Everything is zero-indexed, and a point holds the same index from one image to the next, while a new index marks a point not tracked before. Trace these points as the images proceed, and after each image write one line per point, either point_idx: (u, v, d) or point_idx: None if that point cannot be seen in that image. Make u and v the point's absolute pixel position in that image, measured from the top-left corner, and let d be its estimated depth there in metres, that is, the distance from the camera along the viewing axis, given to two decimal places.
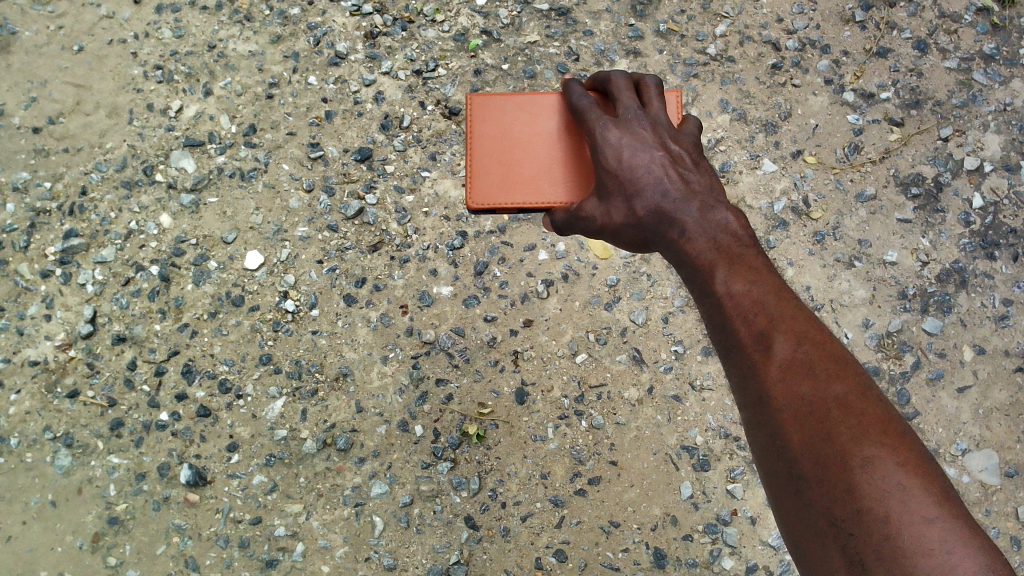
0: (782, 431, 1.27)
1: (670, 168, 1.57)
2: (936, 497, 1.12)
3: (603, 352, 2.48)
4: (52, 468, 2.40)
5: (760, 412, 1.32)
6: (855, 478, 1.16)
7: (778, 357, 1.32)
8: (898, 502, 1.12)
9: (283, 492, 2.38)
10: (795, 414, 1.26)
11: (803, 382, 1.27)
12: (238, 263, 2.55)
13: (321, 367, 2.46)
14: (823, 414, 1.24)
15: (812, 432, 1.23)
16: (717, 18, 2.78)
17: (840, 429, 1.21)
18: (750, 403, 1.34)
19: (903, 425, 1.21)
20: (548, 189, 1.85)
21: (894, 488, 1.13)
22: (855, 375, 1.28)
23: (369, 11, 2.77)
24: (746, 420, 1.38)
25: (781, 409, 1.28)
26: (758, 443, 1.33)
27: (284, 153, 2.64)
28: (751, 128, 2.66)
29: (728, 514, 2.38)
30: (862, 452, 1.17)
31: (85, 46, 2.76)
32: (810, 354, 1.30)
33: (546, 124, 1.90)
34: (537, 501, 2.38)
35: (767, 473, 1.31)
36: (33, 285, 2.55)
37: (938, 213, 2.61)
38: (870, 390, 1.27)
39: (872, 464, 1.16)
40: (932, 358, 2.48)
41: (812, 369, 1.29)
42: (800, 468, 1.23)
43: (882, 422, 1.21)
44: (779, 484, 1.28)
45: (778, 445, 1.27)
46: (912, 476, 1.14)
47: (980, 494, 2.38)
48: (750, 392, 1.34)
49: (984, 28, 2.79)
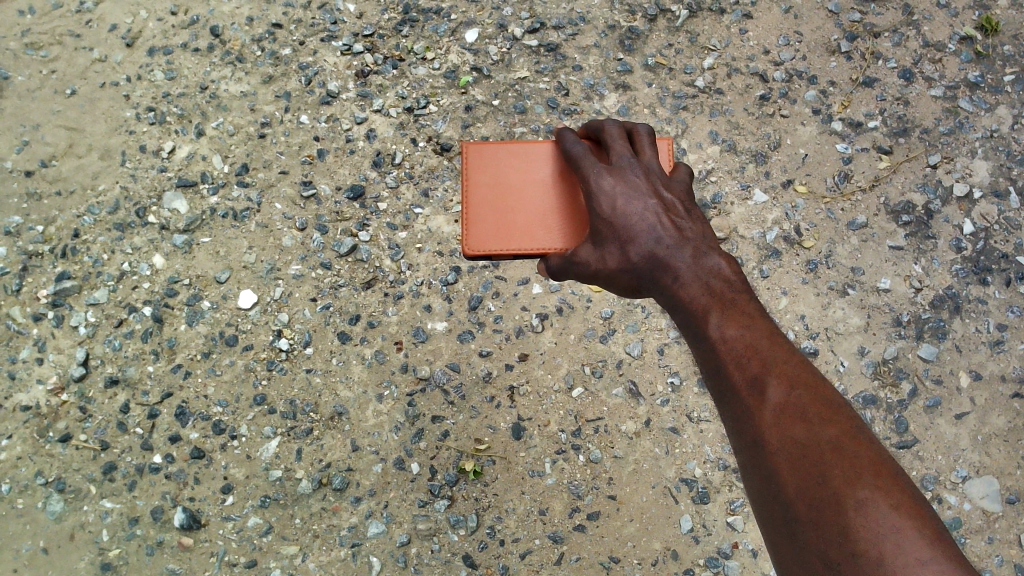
0: (777, 474, 1.26)
1: (663, 216, 1.57)
2: (930, 539, 1.10)
3: (599, 385, 2.47)
4: (44, 514, 2.37)
5: (755, 457, 1.31)
6: (850, 521, 1.14)
7: (772, 401, 1.31)
8: (892, 544, 1.10)
9: (278, 534, 2.35)
10: (790, 457, 1.25)
11: (796, 425, 1.27)
12: (231, 302, 2.54)
13: (317, 407, 2.44)
14: (816, 457, 1.23)
15: (807, 475, 1.22)
16: (705, 51, 2.81)
17: (834, 472, 1.20)
18: (745, 447, 1.34)
19: (896, 467, 1.20)
20: (543, 234, 1.85)
21: (888, 530, 1.11)
22: (849, 419, 1.28)
23: (360, 49, 2.79)
24: (742, 465, 1.37)
25: (775, 452, 1.28)
26: (753, 486, 1.32)
27: (277, 192, 2.64)
28: (741, 159, 2.67)
29: (729, 547, 2.36)
30: (857, 494, 1.16)
31: (77, 89, 2.77)
32: (805, 398, 1.30)
33: (539, 172, 1.92)
34: (536, 538, 2.35)
35: (764, 517, 1.30)
36: (25, 328, 2.54)
37: (930, 239, 2.62)
38: (865, 434, 1.26)
39: (867, 506, 1.15)
40: (929, 385, 2.47)
41: (805, 413, 1.28)
42: (795, 511, 1.22)
43: (876, 464, 1.20)
44: (774, 529, 1.26)
45: (773, 488, 1.26)
46: (906, 518, 1.12)
47: (982, 521, 2.36)
48: (745, 437, 1.33)
49: (969, 56, 2.83)
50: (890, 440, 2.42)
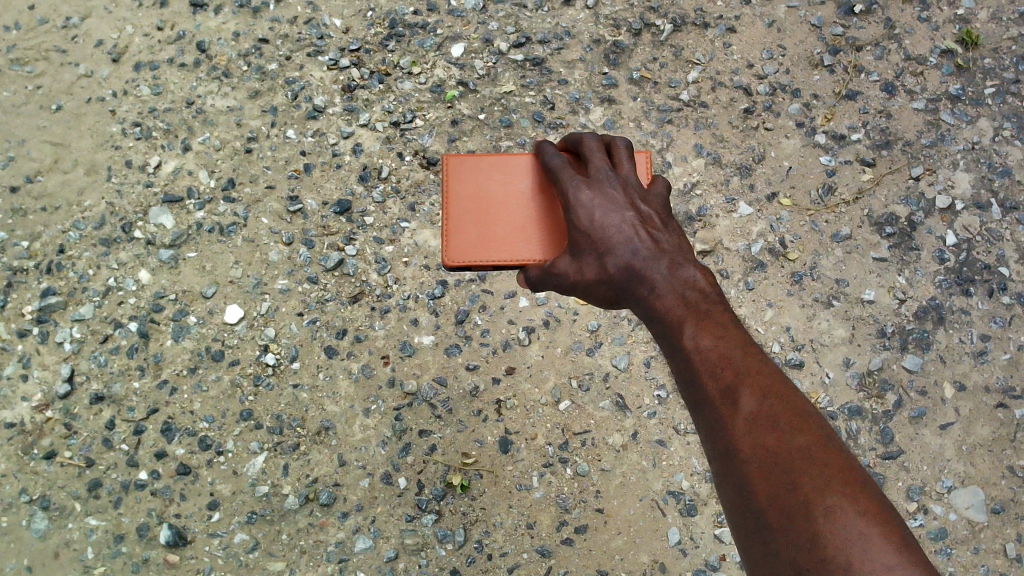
0: (748, 483, 1.27)
1: (640, 228, 1.58)
2: (896, 546, 1.13)
3: (586, 398, 2.47)
4: (28, 532, 2.35)
5: (727, 464, 1.32)
6: (819, 528, 1.16)
7: (744, 410, 1.32)
8: (860, 551, 1.12)
9: (265, 550, 2.34)
10: (762, 465, 1.26)
11: (769, 434, 1.28)
12: (218, 317, 2.53)
13: (303, 422, 2.44)
14: (787, 465, 1.24)
15: (778, 483, 1.24)
16: (689, 65, 2.84)
17: (805, 480, 1.22)
18: (717, 455, 1.34)
19: (864, 475, 1.23)
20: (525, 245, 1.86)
21: (857, 537, 1.13)
22: (819, 428, 1.29)
23: (346, 64, 2.80)
24: (714, 473, 1.38)
25: (747, 460, 1.29)
26: (724, 494, 1.33)
27: (263, 207, 2.64)
28: (726, 171, 2.69)
29: (717, 559, 2.36)
30: (826, 503, 1.18)
31: (63, 104, 2.77)
32: (776, 407, 1.32)
33: (520, 184, 1.92)
34: (524, 552, 2.35)
35: (734, 525, 1.30)
36: (10, 344, 2.53)
37: (913, 250, 2.64)
38: (834, 443, 1.28)
39: (837, 514, 1.16)
40: (914, 396, 2.49)
41: (776, 422, 1.30)
42: (766, 518, 1.23)
43: (845, 472, 1.22)
44: (745, 536, 1.27)
45: (744, 496, 1.27)
46: (873, 525, 1.15)
47: (968, 531, 2.37)
48: (717, 445, 1.34)
49: (950, 69, 2.86)
50: (876, 451, 2.43)
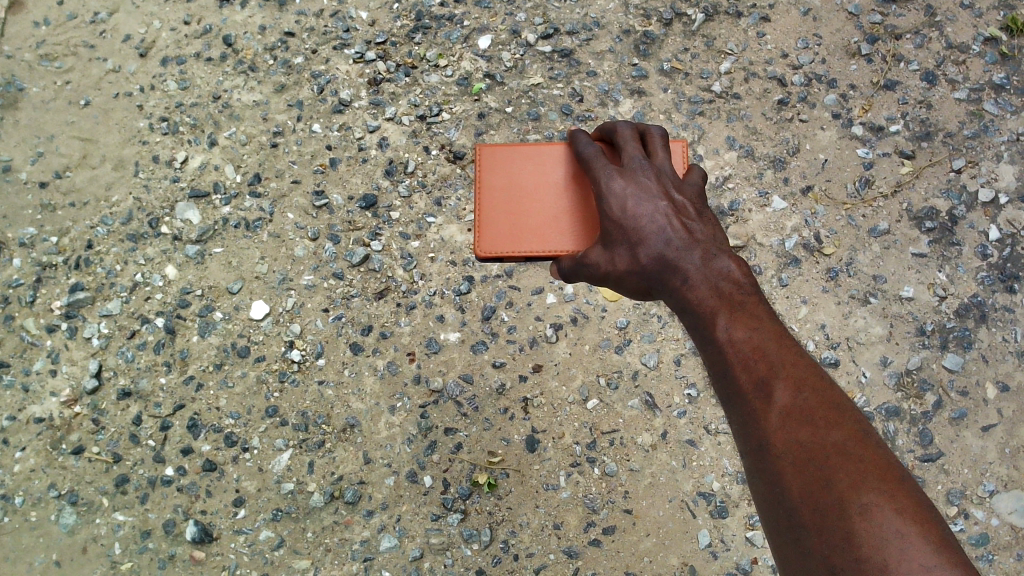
0: (782, 478, 1.22)
1: (673, 218, 1.53)
2: (935, 544, 1.07)
3: (614, 397, 2.42)
4: (57, 527, 2.36)
5: (760, 460, 1.28)
6: (854, 525, 1.11)
7: (778, 403, 1.28)
8: (895, 550, 1.07)
9: (290, 548, 2.33)
10: (795, 460, 1.22)
11: (802, 428, 1.23)
12: (243, 313, 2.52)
13: (329, 419, 2.42)
14: (822, 460, 1.19)
15: (812, 479, 1.19)
16: (721, 55, 2.77)
17: (838, 475, 1.16)
18: (750, 451, 1.30)
19: (903, 471, 1.17)
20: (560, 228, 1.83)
21: (892, 535, 1.08)
22: (856, 423, 1.24)
23: (372, 57, 2.78)
24: (748, 468, 1.33)
25: (780, 456, 1.24)
26: (758, 490, 1.28)
27: (289, 202, 2.63)
28: (759, 165, 2.62)
29: (748, 563, 2.30)
30: (861, 499, 1.13)
31: (91, 100, 2.77)
32: (811, 401, 1.27)
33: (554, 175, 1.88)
34: (551, 552, 2.31)
35: (769, 522, 1.26)
36: (39, 340, 2.54)
37: (955, 245, 2.55)
38: (872, 438, 1.22)
39: (872, 511, 1.11)
40: (954, 396, 2.41)
41: (811, 417, 1.25)
42: (799, 516, 1.18)
43: (882, 468, 1.16)
44: (779, 533, 1.22)
45: (777, 492, 1.22)
46: (911, 523, 1.09)
47: (1011, 537, 2.29)
48: (751, 440, 1.30)
49: (994, 57, 2.76)
50: (914, 453, 2.35)
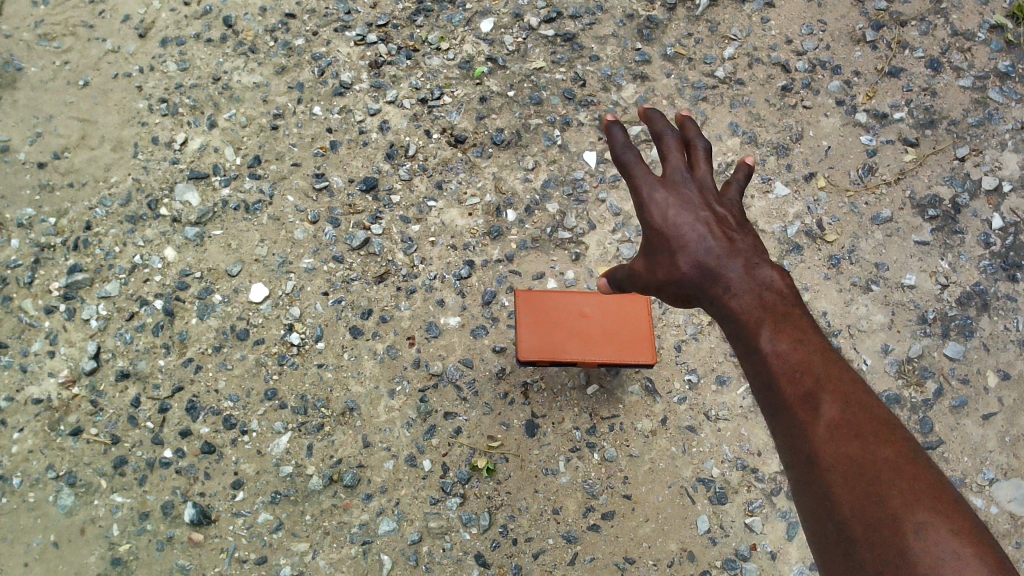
0: (832, 494, 1.21)
1: (716, 228, 1.53)
2: (990, 565, 1.07)
3: (614, 383, 2.42)
4: (55, 508, 2.33)
5: (807, 475, 1.27)
6: (909, 543, 1.10)
7: (826, 417, 1.27)
8: (952, 570, 1.06)
9: (288, 531, 2.31)
10: (845, 475, 1.21)
11: (851, 444, 1.23)
12: (243, 295, 2.51)
13: (328, 402, 2.41)
14: (874, 477, 1.18)
15: (864, 496, 1.18)
16: (725, 40, 2.76)
17: (892, 493, 1.16)
18: (796, 465, 1.29)
19: (953, 491, 1.17)
20: (635, 328, 2.37)
21: (949, 554, 1.07)
22: (904, 441, 1.23)
23: (374, 40, 2.78)
24: (792, 482, 1.32)
25: (829, 471, 1.23)
26: (804, 505, 1.27)
27: (289, 184, 2.62)
28: (762, 150, 2.61)
29: (747, 549, 2.27)
30: (914, 517, 1.12)
31: (90, 80, 2.75)
32: (858, 416, 1.26)
33: (623, 310, 2.40)
34: (550, 537, 2.29)
35: (814, 536, 1.25)
36: (37, 321, 2.52)
37: (957, 233, 2.54)
38: (920, 457, 1.22)
39: (926, 529, 1.10)
40: (955, 384, 2.40)
41: (860, 432, 1.24)
42: (851, 532, 1.17)
43: (933, 486, 1.16)
44: (826, 549, 1.21)
45: (827, 507, 1.21)
46: (967, 544, 1.09)
47: (1010, 525, 2.27)
48: (798, 454, 1.29)
49: (999, 45, 2.75)
50: None
